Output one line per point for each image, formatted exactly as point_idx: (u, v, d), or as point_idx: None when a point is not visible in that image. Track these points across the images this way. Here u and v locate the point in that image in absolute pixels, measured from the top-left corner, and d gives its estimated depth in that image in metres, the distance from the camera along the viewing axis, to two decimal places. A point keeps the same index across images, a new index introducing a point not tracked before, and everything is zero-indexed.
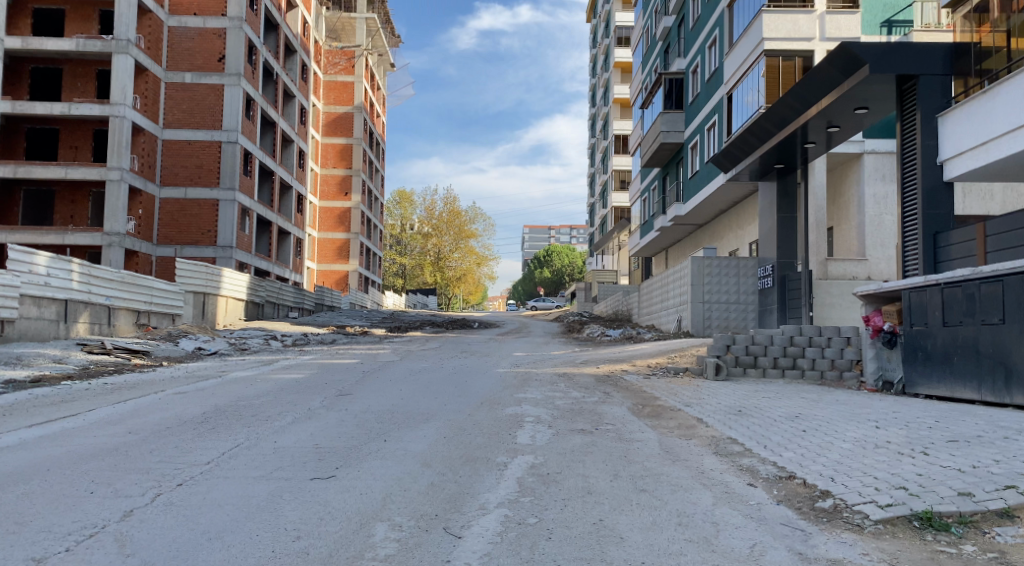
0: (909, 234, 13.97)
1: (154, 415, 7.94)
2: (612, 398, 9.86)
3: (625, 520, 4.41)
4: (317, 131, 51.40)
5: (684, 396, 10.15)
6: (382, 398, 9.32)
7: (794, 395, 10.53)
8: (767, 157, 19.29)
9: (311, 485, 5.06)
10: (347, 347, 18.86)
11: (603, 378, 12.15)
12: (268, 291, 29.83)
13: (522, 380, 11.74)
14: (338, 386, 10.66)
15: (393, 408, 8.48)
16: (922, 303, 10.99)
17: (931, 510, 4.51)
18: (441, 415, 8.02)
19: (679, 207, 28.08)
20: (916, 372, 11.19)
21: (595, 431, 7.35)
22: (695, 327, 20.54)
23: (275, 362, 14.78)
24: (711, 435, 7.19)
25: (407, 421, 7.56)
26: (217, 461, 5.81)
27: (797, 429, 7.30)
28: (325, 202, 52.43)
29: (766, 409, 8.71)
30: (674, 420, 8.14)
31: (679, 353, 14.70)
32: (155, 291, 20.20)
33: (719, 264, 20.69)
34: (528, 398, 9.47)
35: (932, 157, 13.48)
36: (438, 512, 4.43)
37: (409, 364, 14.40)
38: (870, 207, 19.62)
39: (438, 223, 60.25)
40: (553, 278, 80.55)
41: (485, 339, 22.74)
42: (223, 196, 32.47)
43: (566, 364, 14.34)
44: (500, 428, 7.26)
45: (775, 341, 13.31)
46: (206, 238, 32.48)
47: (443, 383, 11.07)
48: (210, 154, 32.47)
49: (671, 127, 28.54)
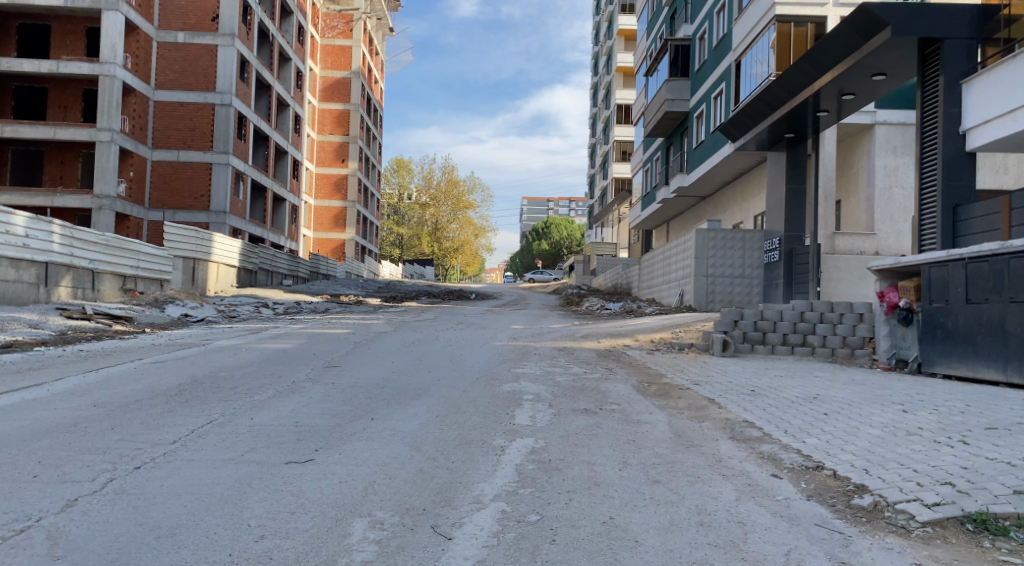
0: (927, 206, 13.34)
1: (125, 386, 7.37)
2: (616, 375, 9.31)
3: (638, 519, 3.88)
4: (314, 96, 50.29)
5: (692, 373, 9.60)
6: (373, 371, 8.77)
7: (806, 373, 10.02)
8: (777, 127, 18.58)
9: (285, 472, 4.50)
10: (340, 316, 18.29)
11: (605, 353, 11.59)
12: (261, 258, 29.20)
13: (521, 353, 11.18)
14: (327, 356, 10.09)
15: (383, 382, 7.92)
16: (943, 278, 10.41)
17: (986, 511, 3.97)
18: (433, 390, 7.46)
19: (683, 178, 27.36)
20: (934, 350, 10.65)
21: (601, 411, 6.82)
22: (698, 300, 19.96)
23: (264, 330, 14.20)
24: (725, 418, 6.64)
25: (398, 398, 7.01)
26: (185, 440, 5.28)
27: (818, 412, 6.77)
28: (322, 168, 51.50)
29: (783, 389, 8.17)
30: (683, 400, 7.59)
31: (684, 327, 14.14)
32: (142, 255, 19.56)
33: (723, 236, 20.06)
34: (529, 374, 8.93)
35: (954, 126, 12.80)
36: (425, 506, 3.89)
37: (403, 335, 13.85)
38: (881, 179, 18.91)
39: (436, 193, 59.47)
40: (552, 251, 79.83)
41: (482, 310, 22.19)
42: (216, 160, 31.67)
43: (565, 337, 13.78)
44: (497, 406, 6.73)
45: (785, 316, 12.77)
46: (199, 203, 31.72)
47: (437, 356, 10.51)
48: (203, 117, 31.61)
49: (676, 96, 27.72)
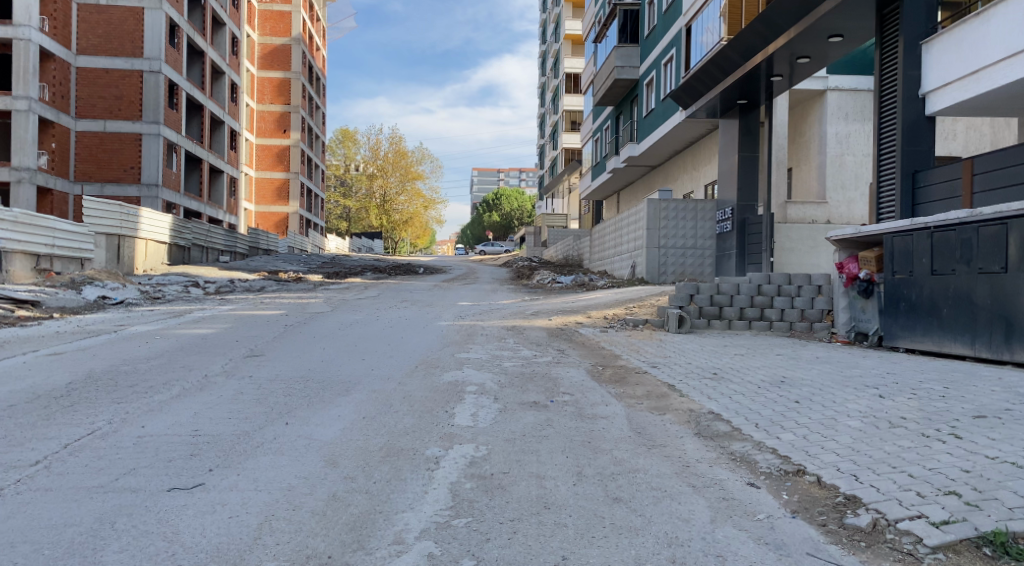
0: (885, 173, 12.88)
1: (2, 387, 6.35)
2: (568, 358, 8.60)
3: (594, 559, 3.19)
4: (253, 63, 48.21)
5: (648, 354, 8.95)
6: (301, 361, 7.88)
7: (767, 350, 9.49)
8: (729, 92, 17.98)
9: (163, 503, 3.66)
10: (276, 295, 17.18)
11: (556, 333, 10.89)
12: (195, 232, 27.68)
13: (466, 335, 10.39)
14: (251, 344, 9.14)
15: (308, 375, 7.05)
16: (907, 249, 9.95)
17: (1002, 530, 3.36)
18: (364, 385, 6.65)
19: (632, 148, 26.66)
20: (897, 324, 10.21)
21: (552, 404, 6.08)
22: (650, 273, 19.47)
23: (188, 313, 13.08)
24: (687, 409, 5.97)
25: (325, 395, 6.18)
26: (52, 458, 4.35)
27: (789, 399, 6.15)
28: (263, 139, 49.54)
29: (746, 371, 7.56)
30: (641, 387, 6.92)
31: (638, 303, 13.51)
32: (58, 232, 18.07)
33: (675, 206, 19.52)
34: (473, 360, 8.16)
35: (914, 88, 12.31)
36: (333, 555, 3.14)
37: (341, 316, 12.92)
38: (832, 147, 18.52)
39: (383, 163, 57.83)
40: (502, 222, 79.02)
41: (430, 286, 21.31)
42: (146, 130, 29.72)
43: (515, 314, 13.05)
44: (434, 403, 5.93)
45: (742, 290, 12.23)
46: (128, 175, 29.80)
47: (375, 340, 9.64)
48: (131, 84, 29.65)
49: (626, 63, 26.93)
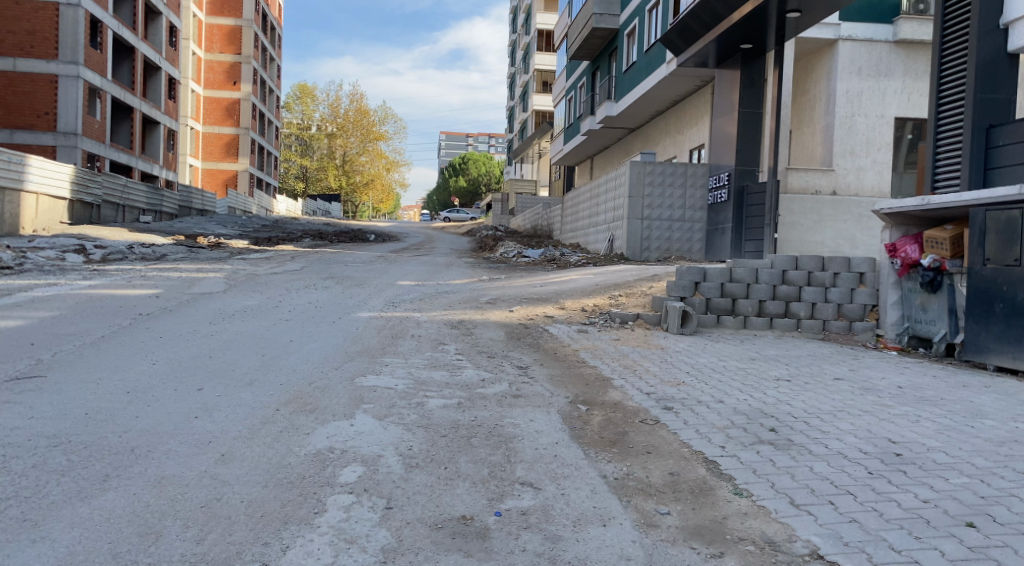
0: (948, 128, 9.87)
1: None
2: (529, 387, 5.55)
3: None
4: (200, 8, 43.63)
5: (651, 378, 5.97)
6: (85, 396, 4.71)
7: (818, 372, 6.59)
8: (732, 33, 14.81)
9: None
10: (172, 266, 13.77)
11: (516, 334, 7.86)
12: (108, 187, 23.92)
13: (387, 338, 7.22)
14: (40, 355, 5.86)
15: (62, 439, 3.90)
16: (1011, 227, 7.06)
17: None
18: (153, 464, 3.57)
19: (610, 107, 23.43)
20: (986, 334, 7.38)
21: (495, 527, 3.05)
22: (631, 249, 16.37)
23: (23, 291, 9.64)
24: (766, 545, 2.99)
25: (39, 504, 3.08)
26: None
27: (955, 520, 3.17)
28: (210, 91, 45.16)
29: (825, 428, 4.59)
30: (660, 463, 3.93)
31: (625, 290, 10.46)
32: None
33: (662, 169, 16.34)
34: (379, 394, 5.04)
35: (993, 15, 9.16)
36: None
37: (231, 300, 9.67)
38: (847, 104, 15.54)
39: (343, 122, 53.81)
40: (469, 188, 75.44)
41: (372, 257, 18.02)
42: (63, 71, 25.63)
43: (466, 302, 9.99)
44: (252, 536, 2.87)
45: (762, 278, 9.28)
46: (43, 122, 25.68)
47: (246, 348, 6.47)
48: (45, 18, 25.52)
49: (605, 10, 23.47)
